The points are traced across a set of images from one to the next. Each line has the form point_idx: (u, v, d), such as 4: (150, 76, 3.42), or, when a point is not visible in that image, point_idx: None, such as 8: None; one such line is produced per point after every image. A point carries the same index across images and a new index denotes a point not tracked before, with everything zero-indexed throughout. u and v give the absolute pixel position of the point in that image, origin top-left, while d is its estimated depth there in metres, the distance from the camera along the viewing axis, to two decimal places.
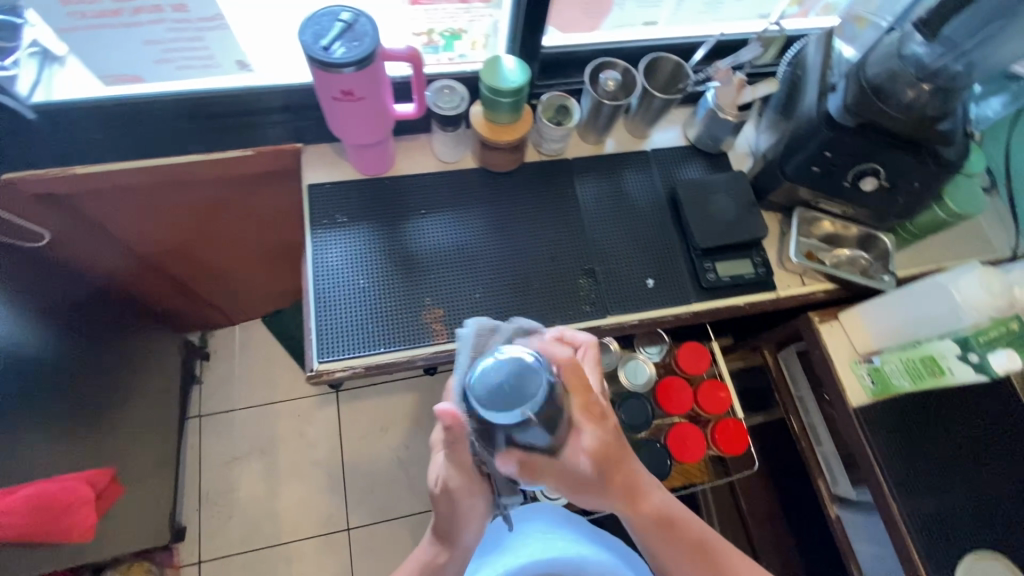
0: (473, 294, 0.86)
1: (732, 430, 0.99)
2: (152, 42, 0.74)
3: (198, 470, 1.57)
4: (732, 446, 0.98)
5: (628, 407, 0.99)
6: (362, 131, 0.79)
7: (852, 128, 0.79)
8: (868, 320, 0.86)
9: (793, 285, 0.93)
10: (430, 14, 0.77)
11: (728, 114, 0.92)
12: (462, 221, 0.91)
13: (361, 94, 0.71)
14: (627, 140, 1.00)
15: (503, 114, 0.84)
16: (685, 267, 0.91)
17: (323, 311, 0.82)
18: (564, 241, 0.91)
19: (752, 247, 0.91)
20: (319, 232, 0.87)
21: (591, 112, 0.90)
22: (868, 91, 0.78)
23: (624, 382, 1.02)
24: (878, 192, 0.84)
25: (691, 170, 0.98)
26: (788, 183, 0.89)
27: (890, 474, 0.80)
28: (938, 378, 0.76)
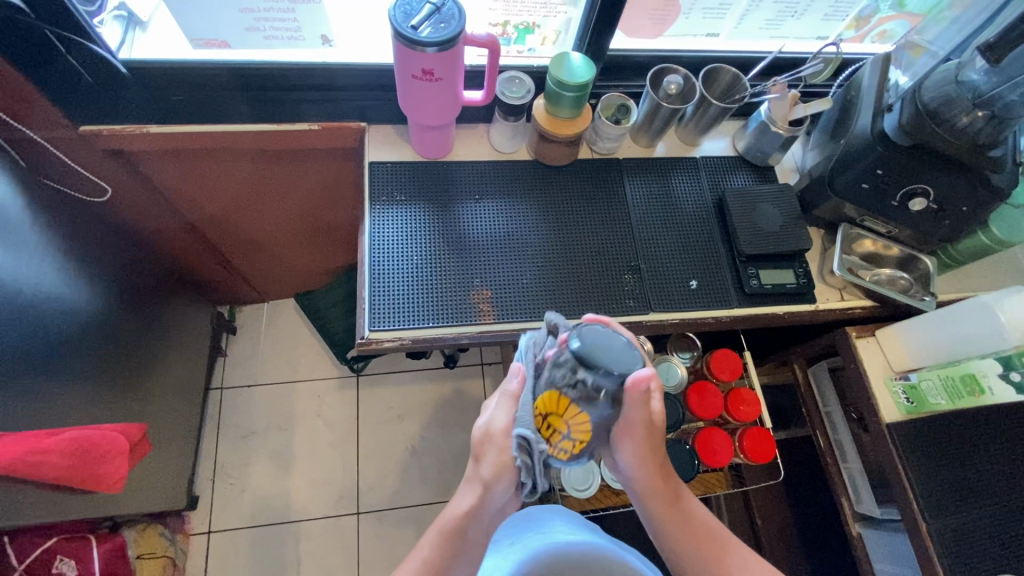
0: (521, 279, 0.88)
1: (760, 438, 1.00)
2: (248, 9, 0.79)
3: (215, 441, 1.59)
4: (759, 454, 0.99)
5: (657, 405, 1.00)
6: (432, 112, 0.82)
7: (906, 148, 0.81)
8: (905, 337, 0.87)
9: (832, 299, 0.94)
10: (508, 6, 0.80)
11: (780, 127, 0.94)
12: (514, 209, 0.93)
13: (439, 74, 0.75)
14: (677, 146, 1.03)
15: (565, 109, 0.87)
16: (728, 271, 0.93)
17: (377, 283, 0.84)
18: (612, 238, 0.93)
19: (795, 259, 0.93)
20: (377, 207, 0.89)
21: (648, 114, 0.93)
22: (924, 113, 0.80)
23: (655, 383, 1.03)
24: (925, 214, 0.86)
25: (738, 179, 1.01)
26: (836, 198, 0.91)
27: (920, 492, 0.81)
28: (977, 397, 0.77)
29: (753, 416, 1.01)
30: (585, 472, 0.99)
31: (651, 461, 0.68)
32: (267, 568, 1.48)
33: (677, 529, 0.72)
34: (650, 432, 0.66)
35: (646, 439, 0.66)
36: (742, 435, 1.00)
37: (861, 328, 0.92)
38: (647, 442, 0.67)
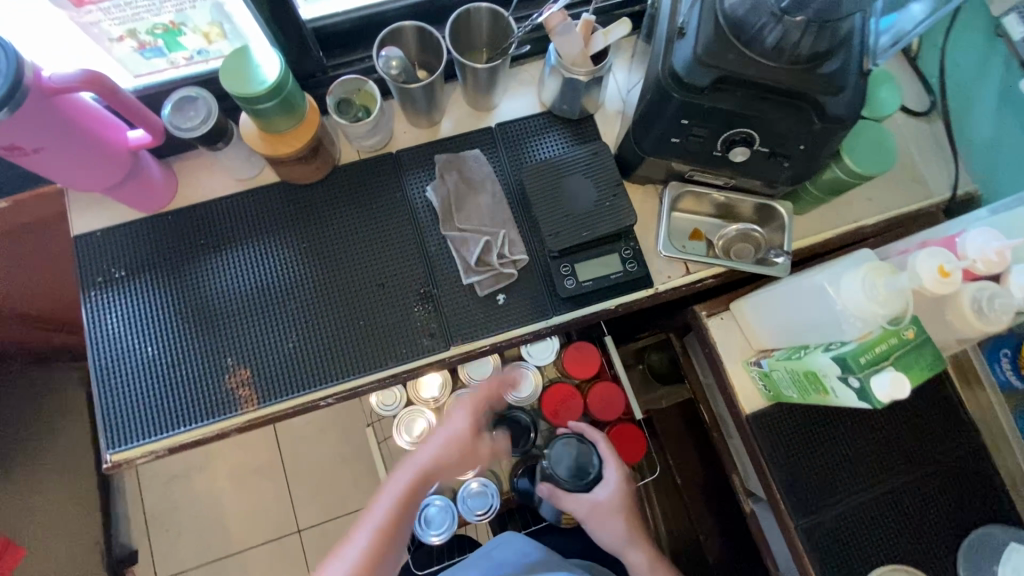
0: (287, 343, 0.73)
1: (629, 435, 0.90)
2: None
3: (139, 494, 1.54)
4: (628, 453, 0.89)
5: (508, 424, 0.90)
6: (87, 176, 0.63)
7: (708, 88, 0.60)
8: (756, 313, 0.72)
9: (675, 276, 0.77)
10: (110, 10, 0.57)
11: (580, 71, 0.73)
12: (267, 253, 0.75)
13: (40, 138, 0.55)
14: (469, 116, 0.81)
15: (278, 121, 0.67)
16: (540, 273, 0.76)
17: (108, 391, 0.70)
18: (463, 227, 0.74)
19: (619, 239, 0.75)
20: (93, 295, 0.73)
21: (404, 97, 0.72)
22: (725, 33, 0.58)
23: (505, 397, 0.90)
24: (757, 159, 0.67)
25: (548, 145, 0.80)
26: (651, 157, 0.71)
27: (786, 491, 0.70)
28: (824, 396, 0.61)
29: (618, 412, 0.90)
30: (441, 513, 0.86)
31: (623, 526, 0.79)
32: None
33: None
34: (597, 515, 0.79)
35: (592, 518, 0.80)
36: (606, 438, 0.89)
37: (711, 305, 0.77)
38: (597, 520, 0.80)
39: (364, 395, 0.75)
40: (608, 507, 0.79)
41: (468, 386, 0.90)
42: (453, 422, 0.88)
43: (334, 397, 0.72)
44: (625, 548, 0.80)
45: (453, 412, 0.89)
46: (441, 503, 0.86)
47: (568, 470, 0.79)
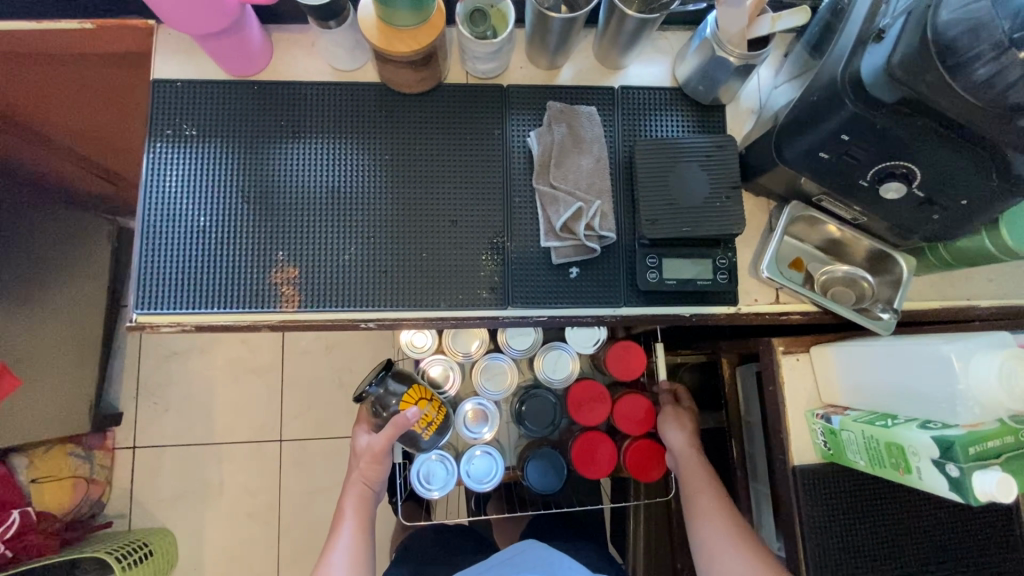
0: (342, 253, 0.68)
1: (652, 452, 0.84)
2: None
3: (137, 359, 1.51)
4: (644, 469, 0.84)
5: (533, 402, 0.85)
6: (188, 16, 0.57)
7: (888, 106, 0.52)
8: (840, 365, 0.66)
9: (763, 301, 0.71)
10: None
11: (731, 52, 0.66)
12: (344, 153, 0.70)
13: None
14: (592, 70, 0.74)
15: (403, 7, 0.61)
16: (623, 257, 0.70)
17: (150, 249, 0.66)
18: (556, 184, 0.68)
19: (717, 246, 0.69)
20: (158, 146, 0.68)
21: (537, 27, 0.65)
22: (930, 50, 0.47)
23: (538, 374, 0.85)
24: (905, 202, 0.59)
25: (668, 124, 0.73)
26: (785, 168, 0.65)
27: (813, 553, 0.65)
28: (900, 474, 0.56)
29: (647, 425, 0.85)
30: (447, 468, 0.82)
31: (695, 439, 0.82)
32: (187, 487, 1.46)
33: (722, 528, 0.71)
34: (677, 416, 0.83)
35: (672, 412, 0.83)
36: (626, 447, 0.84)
37: (791, 341, 0.70)
38: (680, 423, 0.83)
39: (406, 330, 0.70)
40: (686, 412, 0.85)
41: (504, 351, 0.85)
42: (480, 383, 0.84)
43: (375, 323, 0.68)
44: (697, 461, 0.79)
45: (482, 374, 0.84)
46: (439, 457, 0.83)
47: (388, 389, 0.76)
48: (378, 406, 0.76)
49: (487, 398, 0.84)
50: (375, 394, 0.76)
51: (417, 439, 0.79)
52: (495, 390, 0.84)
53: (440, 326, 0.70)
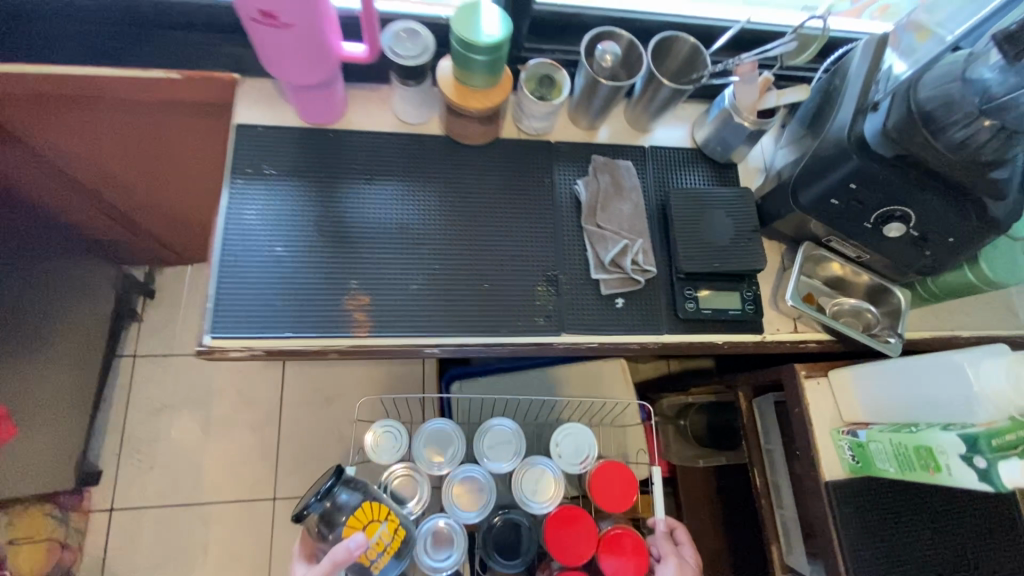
0: (410, 284, 0.73)
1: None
2: None
3: (125, 412, 1.44)
4: None
5: (517, 534, 0.76)
6: (296, 67, 0.65)
7: (887, 160, 0.65)
8: (859, 385, 0.74)
9: (784, 329, 0.80)
10: None
11: (746, 119, 0.78)
12: (412, 195, 0.77)
13: (286, 19, 0.57)
14: (625, 131, 0.86)
15: (478, 76, 0.71)
16: (663, 290, 0.78)
17: (228, 276, 0.69)
18: (602, 225, 0.77)
19: (743, 280, 0.78)
20: (240, 182, 0.73)
21: (586, 91, 0.77)
22: (917, 118, 0.63)
23: (512, 489, 0.76)
24: (902, 241, 0.71)
25: (692, 178, 0.84)
26: (799, 213, 0.76)
27: (852, 562, 0.71)
28: (931, 474, 0.62)
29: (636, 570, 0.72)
30: None
31: None
32: (167, 553, 1.35)
33: None
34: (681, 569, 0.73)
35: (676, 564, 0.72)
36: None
37: (812, 366, 0.78)
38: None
39: (466, 357, 0.74)
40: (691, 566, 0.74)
41: (480, 462, 0.78)
42: (446, 500, 0.75)
43: (440, 349, 0.72)
44: None
45: (448, 490, 0.76)
46: None
47: (341, 499, 0.67)
48: (325, 524, 0.66)
49: (452, 519, 0.74)
50: (318, 507, 0.66)
51: (366, 572, 0.66)
52: (467, 511, 0.75)
53: (499, 354, 0.74)
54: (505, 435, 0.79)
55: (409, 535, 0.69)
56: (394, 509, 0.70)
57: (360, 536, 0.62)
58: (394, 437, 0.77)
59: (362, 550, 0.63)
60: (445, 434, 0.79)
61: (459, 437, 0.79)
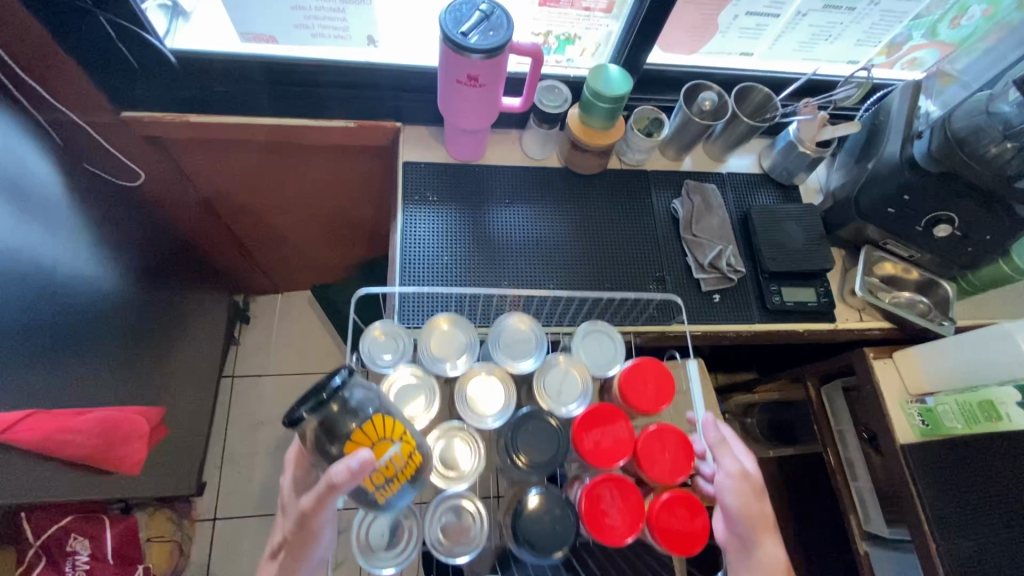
0: (548, 284, 0.90)
1: (686, 506, 0.66)
2: (299, 8, 0.78)
3: (225, 427, 1.57)
4: (678, 532, 0.65)
5: (536, 432, 0.69)
6: (471, 116, 0.83)
7: (935, 175, 0.83)
8: (923, 360, 0.89)
9: (851, 318, 0.96)
10: (552, 16, 0.81)
11: (808, 147, 0.96)
12: (542, 214, 0.95)
13: (483, 81, 0.75)
14: (704, 161, 1.04)
15: (597, 118, 0.89)
16: (751, 288, 0.94)
17: (408, 279, 0.86)
18: (698, 234, 0.94)
19: (816, 278, 0.95)
20: (410, 207, 0.91)
21: (680, 129, 0.95)
22: (954, 141, 0.81)
23: (535, 392, 0.73)
24: (949, 240, 0.88)
25: (763, 197, 1.02)
26: (858, 220, 0.94)
27: (931, 514, 0.83)
28: (994, 423, 0.80)
29: (677, 469, 0.68)
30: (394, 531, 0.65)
31: (757, 499, 0.65)
32: None
33: None
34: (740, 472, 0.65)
35: (729, 461, 0.66)
36: (655, 504, 0.66)
37: (879, 350, 0.94)
38: (744, 480, 0.64)
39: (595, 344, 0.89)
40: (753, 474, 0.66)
41: (498, 360, 0.74)
42: (459, 404, 0.70)
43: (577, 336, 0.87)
44: (758, 521, 0.63)
45: (462, 392, 0.71)
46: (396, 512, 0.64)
47: (343, 410, 0.56)
48: (322, 436, 0.55)
49: (468, 425, 0.69)
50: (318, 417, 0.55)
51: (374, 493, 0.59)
52: (486, 408, 0.70)
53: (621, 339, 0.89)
54: (521, 330, 0.75)
55: (423, 462, 0.62)
56: (409, 428, 0.61)
57: (363, 455, 0.53)
58: (397, 339, 0.74)
59: (366, 469, 0.54)
60: (456, 334, 0.74)
61: (468, 336, 0.75)
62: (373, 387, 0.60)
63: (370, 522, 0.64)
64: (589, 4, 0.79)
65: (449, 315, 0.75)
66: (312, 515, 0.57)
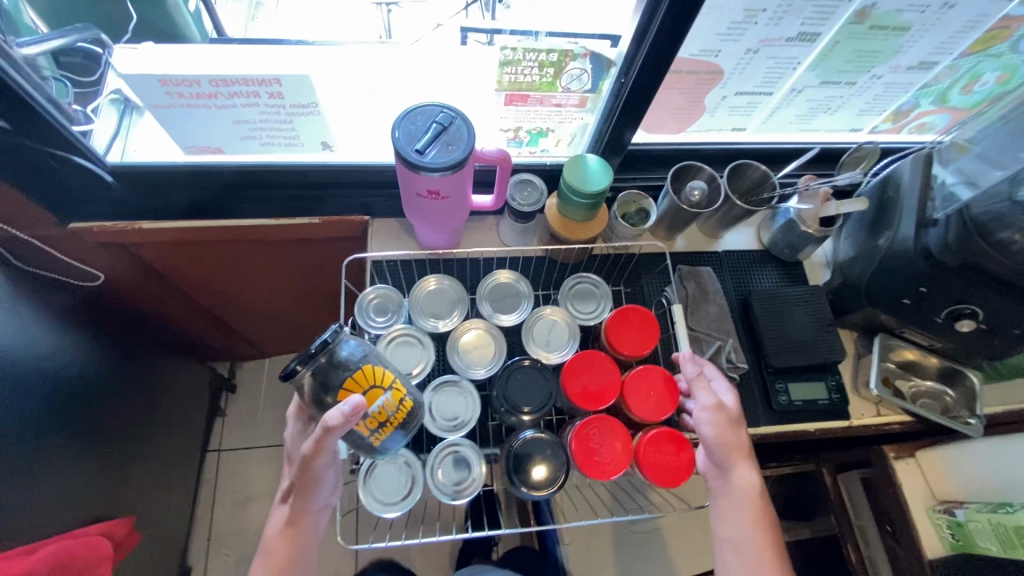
0: None
1: (670, 442, 0.72)
2: (241, 122, 0.71)
3: (212, 508, 1.49)
4: (665, 466, 0.71)
5: (521, 379, 0.75)
6: (438, 223, 0.76)
7: (953, 268, 0.74)
8: (951, 464, 0.81)
9: (868, 414, 0.87)
10: (519, 114, 0.75)
11: (810, 227, 0.88)
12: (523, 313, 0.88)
13: (447, 194, 0.69)
14: (699, 239, 0.97)
15: (576, 213, 0.81)
16: (755, 384, 0.87)
17: None
18: (695, 327, 0.86)
19: (825, 370, 0.87)
20: None
21: (669, 214, 0.87)
22: (972, 230, 0.72)
23: (523, 343, 0.79)
24: (973, 333, 0.79)
25: (765, 278, 0.95)
26: (870, 307, 0.86)
27: None
28: None
29: (663, 406, 0.74)
30: (399, 480, 0.71)
31: (737, 434, 0.71)
32: None
33: (746, 528, 0.70)
34: (717, 407, 0.71)
35: (705, 391, 0.71)
36: (641, 437, 0.73)
37: (899, 448, 0.87)
38: (721, 419, 0.70)
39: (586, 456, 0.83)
40: (732, 411, 0.72)
41: (487, 313, 0.80)
42: (454, 357, 0.76)
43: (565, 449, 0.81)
44: (732, 450, 0.70)
45: (456, 347, 0.77)
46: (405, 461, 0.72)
47: (337, 363, 0.62)
48: (320, 384, 0.62)
49: (463, 379, 0.75)
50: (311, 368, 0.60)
51: (370, 443, 0.65)
52: (482, 364, 0.76)
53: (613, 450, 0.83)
54: (503, 287, 0.82)
55: (415, 407, 0.68)
56: (398, 377, 0.67)
57: (354, 400, 0.59)
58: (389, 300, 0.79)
59: (358, 414, 0.60)
60: (444, 293, 0.81)
61: (457, 294, 0.81)
62: (362, 341, 0.65)
63: (375, 469, 0.71)
64: (561, 100, 0.72)
65: (436, 277, 0.81)
66: (313, 459, 0.63)
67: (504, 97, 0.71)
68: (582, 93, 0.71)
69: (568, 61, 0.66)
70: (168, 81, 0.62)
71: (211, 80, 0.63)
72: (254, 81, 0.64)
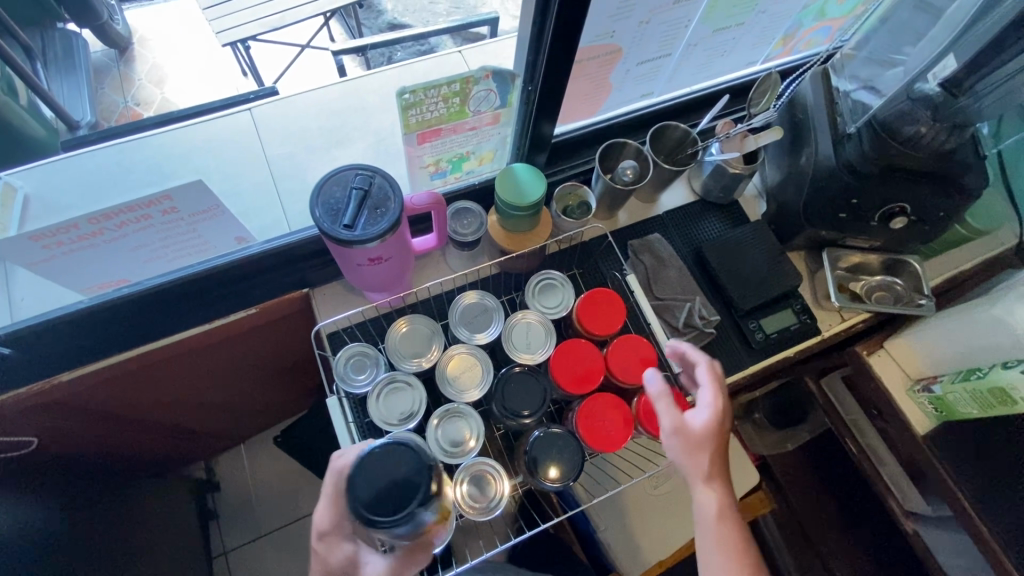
0: None
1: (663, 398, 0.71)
2: (139, 246, 0.64)
3: None
4: None
5: (512, 387, 0.70)
6: (387, 279, 0.73)
7: (875, 175, 0.78)
8: (919, 346, 0.87)
9: (834, 323, 0.92)
10: (437, 149, 0.71)
11: (736, 168, 0.89)
12: None
13: (388, 254, 0.65)
14: (639, 207, 0.97)
15: (518, 225, 0.79)
16: (731, 330, 0.89)
17: None
18: (662, 296, 0.87)
19: (789, 296, 0.91)
20: None
21: (605, 196, 0.87)
22: (882, 132, 0.77)
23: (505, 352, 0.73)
24: (906, 227, 0.84)
25: (709, 226, 0.97)
26: (809, 229, 0.89)
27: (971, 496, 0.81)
28: (1007, 406, 0.75)
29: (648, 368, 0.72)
30: None
31: (705, 450, 0.60)
32: None
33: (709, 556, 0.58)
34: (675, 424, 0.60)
35: (667, 410, 0.61)
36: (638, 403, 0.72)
37: (871, 345, 0.92)
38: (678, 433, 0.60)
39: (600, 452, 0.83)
40: (696, 429, 0.60)
41: (462, 334, 0.73)
42: (444, 387, 0.70)
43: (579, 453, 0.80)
44: (693, 470, 0.59)
45: (444, 377, 0.71)
46: None
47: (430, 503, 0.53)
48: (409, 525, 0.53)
49: (462, 405, 0.69)
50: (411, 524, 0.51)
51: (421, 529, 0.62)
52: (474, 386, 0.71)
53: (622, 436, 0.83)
54: (474, 303, 0.75)
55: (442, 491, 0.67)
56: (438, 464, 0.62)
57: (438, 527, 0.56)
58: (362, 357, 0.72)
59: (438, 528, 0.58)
60: (415, 330, 0.74)
61: (429, 326, 0.74)
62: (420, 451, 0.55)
63: None
64: (474, 123, 0.68)
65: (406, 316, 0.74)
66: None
67: (415, 137, 0.66)
68: (493, 111, 0.67)
69: (471, 87, 0.61)
70: (41, 236, 0.54)
71: (91, 219, 0.55)
72: (140, 205, 0.56)
